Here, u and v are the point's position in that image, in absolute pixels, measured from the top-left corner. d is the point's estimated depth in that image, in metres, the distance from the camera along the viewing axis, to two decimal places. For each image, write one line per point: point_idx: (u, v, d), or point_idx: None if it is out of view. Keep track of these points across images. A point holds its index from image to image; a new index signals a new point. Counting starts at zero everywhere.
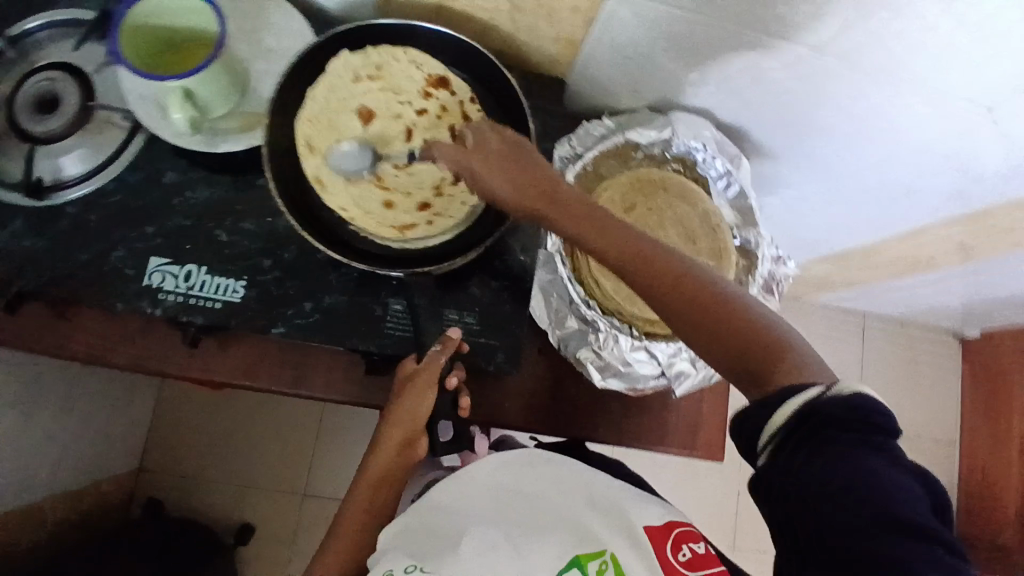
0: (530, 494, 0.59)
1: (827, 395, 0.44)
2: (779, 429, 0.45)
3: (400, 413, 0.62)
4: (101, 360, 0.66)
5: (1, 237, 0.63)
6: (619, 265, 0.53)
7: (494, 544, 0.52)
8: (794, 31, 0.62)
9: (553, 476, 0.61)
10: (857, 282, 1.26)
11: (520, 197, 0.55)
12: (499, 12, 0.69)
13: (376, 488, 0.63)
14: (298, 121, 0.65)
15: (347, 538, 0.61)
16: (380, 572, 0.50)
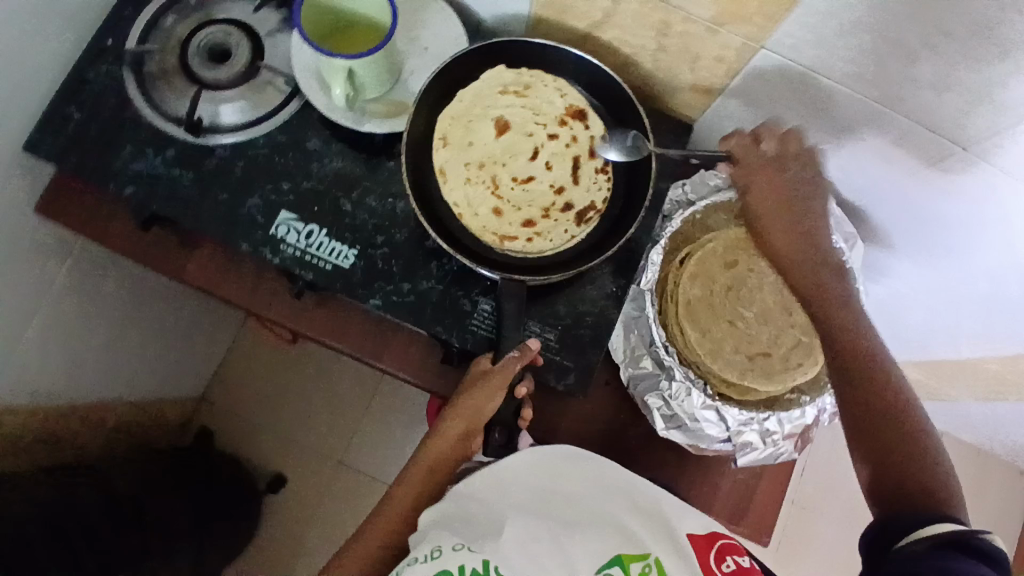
0: (569, 493, 0.60)
1: (967, 532, 0.43)
2: (916, 539, 0.45)
3: (462, 408, 0.63)
4: (213, 291, 0.73)
5: (157, 165, 0.70)
6: (824, 321, 0.58)
7: (538, 535, 0.54)
8: (938, 121, 0.61)
9: (593, 476, 0.62)
10: (945, 398, 1.17)
11: (783, 256, 0.63)
12: (643, 51, 0.70)
13: (425, 475, 0.65)
14: (441, 119, 0.69)
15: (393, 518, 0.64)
16: (430, 547, 0.53)
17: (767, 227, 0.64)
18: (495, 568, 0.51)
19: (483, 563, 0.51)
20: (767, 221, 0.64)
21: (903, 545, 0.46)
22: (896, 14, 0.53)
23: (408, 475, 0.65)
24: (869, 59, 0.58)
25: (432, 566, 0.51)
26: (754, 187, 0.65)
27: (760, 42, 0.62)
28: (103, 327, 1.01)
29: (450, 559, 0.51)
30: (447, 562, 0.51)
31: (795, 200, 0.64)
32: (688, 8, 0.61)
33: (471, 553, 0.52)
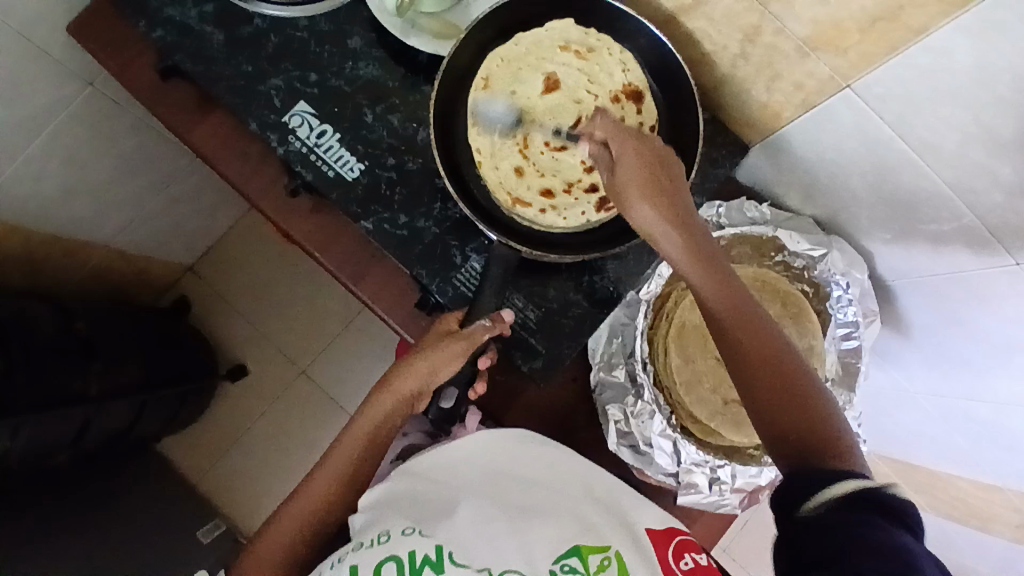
0: (525, 476, 0.61)
1: (872, 487, 0.43)
2: (827, 503, 0.44)
3: (418, 367, 0.61)
4: (212, 162, 0.70)
5: (190, 16, 0.66)
6: (717, 298, 0.50)
7: (489, 517, 0.54)
8: (1003, 226, 0.56)
9: (544, 462, 0.62)
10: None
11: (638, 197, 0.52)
12: (724, 52, 0.64)
13: (372, 426, 0.63)
14: (491, 57, 0.64)
15: (344, 471, 0.63)
16: (376, 534, 0.53)
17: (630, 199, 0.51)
18: (449, 554, 0.50)
19: (436, 550, 0.50)
20: (631, 193, 0.52)
21: (809, 513, 0.44)
22: (1000, 98, 0.48)
23: (356, 426, 0.63)
24: (956, 134, 0.53)
25: (379, 552, 0.51)
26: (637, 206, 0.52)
27: (848, 80, 0.56)
28: (103, 166, 0.99)
29: (399, 544, 0.51)
30: (396, 546, 0.51)
31: (672, 176, 0.53)
32: (785, 19, 0.55)
33: (421, 538, 0.51)
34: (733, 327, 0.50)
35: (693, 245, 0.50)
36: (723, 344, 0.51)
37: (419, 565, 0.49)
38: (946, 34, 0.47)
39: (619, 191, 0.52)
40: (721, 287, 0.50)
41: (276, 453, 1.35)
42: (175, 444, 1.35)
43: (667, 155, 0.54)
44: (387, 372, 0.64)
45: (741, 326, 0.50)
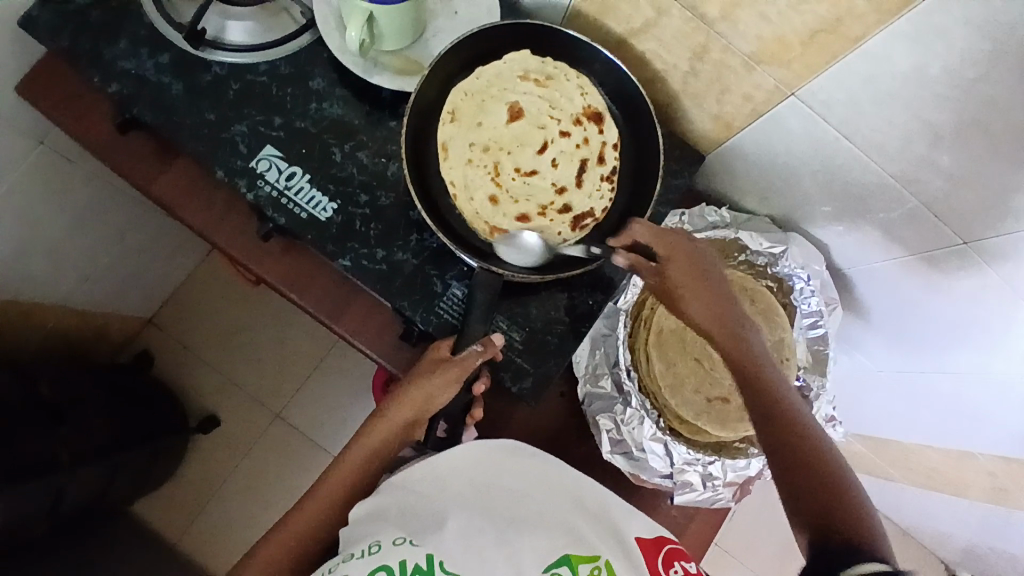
0: (511, 488, 0.58)
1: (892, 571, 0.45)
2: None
3: (412, 396, 0.61)
4: (176, 213, 0.69)
5: (147, 67, 0.65)
6: (733, 354, 0.58)
7: (479, 531, 0.52)
8: (947, 209, 0.61)
9: (532, 472, 0.60)
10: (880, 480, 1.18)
11: (684, 294, 0.59)
12: (674, 70, 0.68)
13: (365, 458, 0.63)
14: (455, 92, 0.66)
15: (332, 502, 0.62)
16: (367, 543, 0.52)
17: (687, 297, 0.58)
18: (440, 563, 0.49)
19: (427, 558, 0.49)
20: (687, 295, 0.59)
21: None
22: (935, 93, 0.53)
23: (348, 458, 0.63)
24: (894, 131, 0.58)
25: (370, 561, 0.50)
26: (671, 265, 0.58)
27: (792, 88, 0.61)
28: (56, 222, 0.96)
29: (390, 552, 0.50)
30: (387, 555, 0.49)
31: (691, 252, 0.59)
32: (730, 37, 0.59)
33: (413, 547, 0.50)
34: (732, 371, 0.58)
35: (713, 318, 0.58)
36: (746, 399, 0.57)
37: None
38: (880, 42, 0.52)
39: (672, 290, 0.59)
40: (736, 346, 0.58)
41: (258, 501, 1.31)
42: (149, 504, 1.29)
43: (693, 241, 0.60)
44: (385, 399, 0.64)
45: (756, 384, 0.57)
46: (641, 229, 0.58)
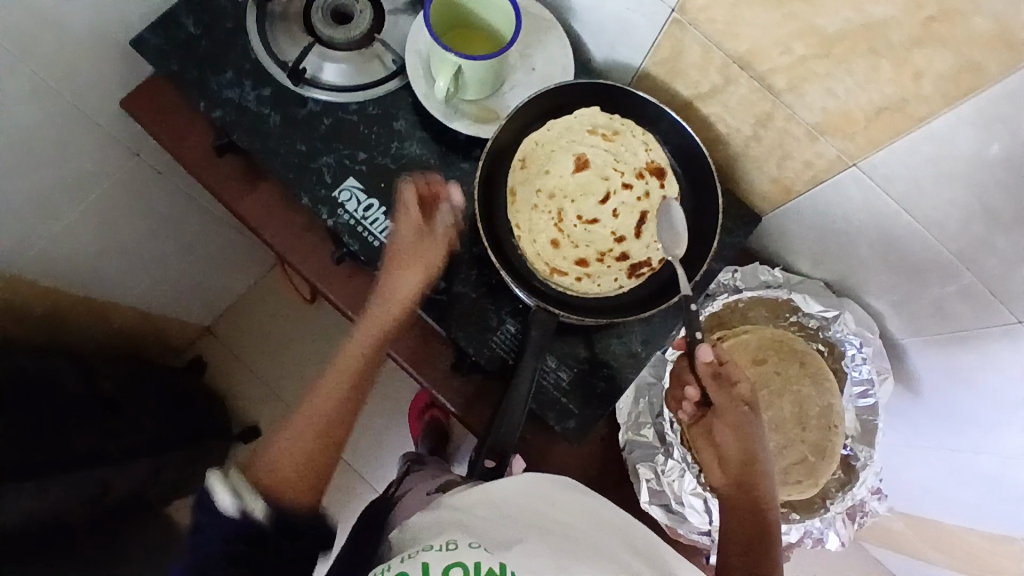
0: (570, 526, 0.58)
1: None
2: None
3: (410, 269, 0.63)
4: (258, 231, 0.75)
5: (249, 98, 0.72)
6: (748, 485, 0.62)
7: (546, 555, 0.54)
8: (1005, 288, 0.61)
9: (593, 518, 0.60)
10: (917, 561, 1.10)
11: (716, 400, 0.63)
12: (737, 134, 0.71)
13: (398, 298, 0.64)
14: (526, 141, 0.71)
15: (311, 437, 0.60)
16: (444, 539, 0.55)
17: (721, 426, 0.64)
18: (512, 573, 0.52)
19: (500, 565, 0.52)
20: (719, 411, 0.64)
21: None
22: (996, 179, 0.54)
23: (383, 297, 0.64)
24: (953, 209, 0.59)
25: (445, 557, 0.53)
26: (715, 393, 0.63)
27: (855, 160, 0.63)
28: (140, 229, 1.02)
29: (466, 553, 0.53)
30: (463, 555, 0.53)
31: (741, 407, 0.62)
32: (795, 108, 0.62)
33: (487, 554, 0.53)
34: (731, 507, 0.61)
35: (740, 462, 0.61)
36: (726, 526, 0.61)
37: None
38: (946, 123, 0.54)
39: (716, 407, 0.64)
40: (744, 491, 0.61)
41: None
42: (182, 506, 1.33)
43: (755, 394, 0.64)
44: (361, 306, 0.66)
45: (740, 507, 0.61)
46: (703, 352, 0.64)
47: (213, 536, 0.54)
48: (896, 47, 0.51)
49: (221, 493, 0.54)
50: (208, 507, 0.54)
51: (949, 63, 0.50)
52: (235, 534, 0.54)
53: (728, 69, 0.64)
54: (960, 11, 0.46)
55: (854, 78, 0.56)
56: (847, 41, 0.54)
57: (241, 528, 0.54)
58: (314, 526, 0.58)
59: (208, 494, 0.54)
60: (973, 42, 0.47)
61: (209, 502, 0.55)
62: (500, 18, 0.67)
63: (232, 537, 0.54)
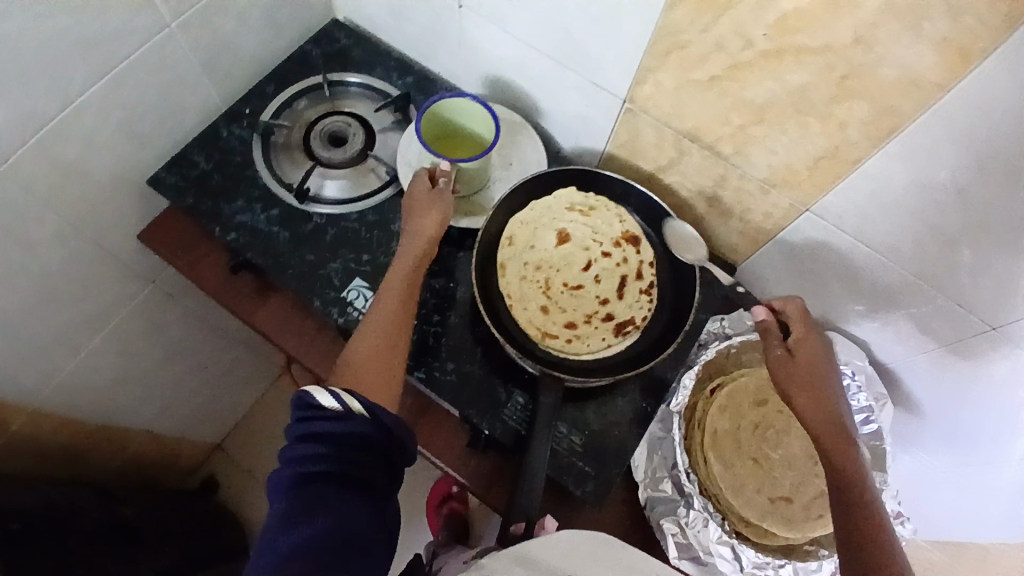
0: None
1: None
2: None
3: (425, 220, 0.68)
4: (273, 339, 0.79)
5: (259, 219, 0.79)
6: (830, 440, 0.62)
7: None
8: (971, 300, 0.67)
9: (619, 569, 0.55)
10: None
11: (798, 371, 0.64)
12: (700, 197, 0.78)
13: (390, 310, 0.65)
14: (512, 220, 0.77)
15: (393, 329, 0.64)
16: None
17: (800, 384, 0.64)
18: None
19: None
20: (800, 373, 0.64)
21: None
22: (932, 201, 0.61)
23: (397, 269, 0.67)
24: (905, 237, 0.65)
25: None
26: (800, 355, 0.65)
27: (807, 206, 0.70)
28: (150, 355, 1.05)
29: None
30: None
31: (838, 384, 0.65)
32: (744, 167, 0.70)
33: None
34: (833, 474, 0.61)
35: (830, 428, 0.62)
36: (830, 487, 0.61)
37: None
38: (877, 162, 0.61)
39: (785, 374, 0.65)
40: (841, 453, 0.61)
41: None
42: None
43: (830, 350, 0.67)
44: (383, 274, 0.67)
45: (834, 453, 0.62)
46: (795, 309, 0.67)
47: (305, 457, 0.51)
48: (818, 106, 0.59)
49: (321, 398, 0.53)
50: (312, 409, 0.53)
51: (866, 112, 0.57)
52: (342, 438, 0.52)
53: (681, 142, 0.72)
54: (867, 67, 0.54)
55: (789, 137, 0.64)
56: (775, 107, 0.62)
57: (342, 434, 0.52)
58: (402, 428, 0.56)
59: (312, 402, 0.53)
60: (881, 92, 0.55)
61: (309, 408, 0.53)
62: (481, 124, 0.75)
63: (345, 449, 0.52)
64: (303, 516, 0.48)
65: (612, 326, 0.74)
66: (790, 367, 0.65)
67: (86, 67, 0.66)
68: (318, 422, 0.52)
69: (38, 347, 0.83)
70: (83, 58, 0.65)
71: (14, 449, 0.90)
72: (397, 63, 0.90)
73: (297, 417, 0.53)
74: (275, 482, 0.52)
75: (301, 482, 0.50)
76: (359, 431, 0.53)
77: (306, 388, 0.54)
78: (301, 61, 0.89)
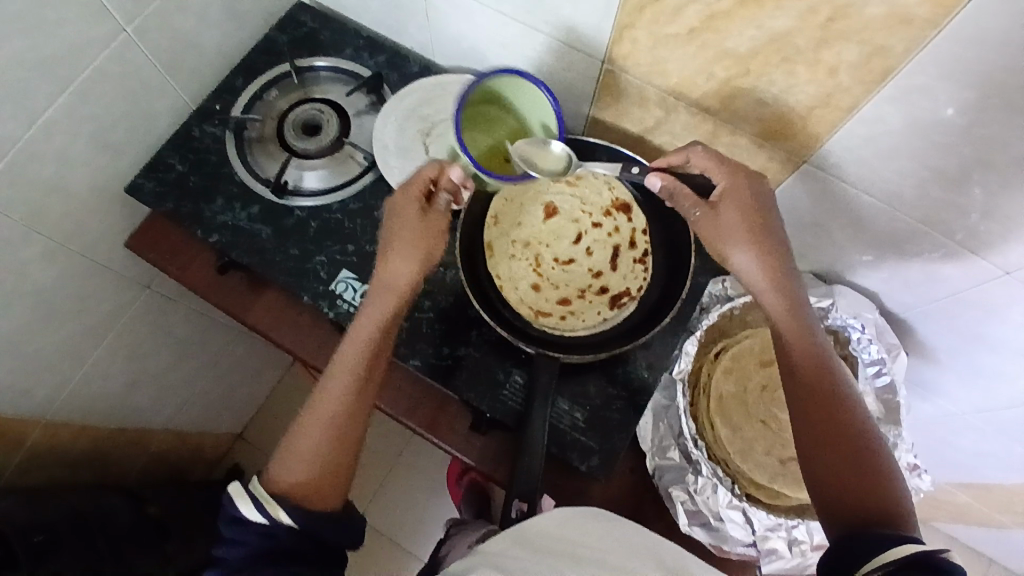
0: (592, 544, 0.51)
1: (930, 551, 0.43)
2: (876, 564, 0.44)
3: (390, 276, 0.64)
4: (267, 336, 0.79)
5: (241, 217, 0.78)
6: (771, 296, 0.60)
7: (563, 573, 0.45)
8: (978, 243, 0.63)
9: (613, 536, 0.53)
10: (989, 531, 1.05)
11: (729, 232, 0.61)
12: None
13: (345, 389, 0.62)
14: (496, 199, 0.76)
15: (347, 419, 0.61)
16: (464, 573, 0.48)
17: (731, 242, 0.61)
18: None
19: None
20: (729, 230, 0.61)
21: None
22: (933, 140, 0.57)
23: (352, 337, 0.63)
24: (908, 182, 0.62)
25: None
26: (721, 209, 0.62)
27: (803, 157, 0.66)
28: (158, 357, 1.06)
29: None
30: None
31: (771, 227, 0.61)
32: (733, 121, 0.67)
33: None
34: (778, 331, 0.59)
35: (762, 275, 0.60)
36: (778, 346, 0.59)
37: None
38: (870, 108, 0.57)
39: (718, 237, 0.62)
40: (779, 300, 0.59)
41: None
42: None
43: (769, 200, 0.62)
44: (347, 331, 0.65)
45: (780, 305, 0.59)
46: (699, 157, 0.62)
47: (237, 558, 0.57)
48: (805, 51, 0.55)
49: (247, 509, 0.57)
50: (239, 520, 0.57)
51: (857, 53, 0.53)
52: (267, 545, 0.57)
53: (666, 100, 0.69)
54: (852, 6, 0.50)
55: (777, 86, 0.60)
56: (760, 56, 0.58)
57: (269, 537, 0.57)
58: (331, 531, 0.59)
59: (239, 513, 0.57)
60: (870, 29, 0.51)
61: (236, 519, 0.57)
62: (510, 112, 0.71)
63: (271, 548, 0.57)
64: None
65: (608, 300, 0.72)
66: (716, 226, 0.62)
67: (46, 82, 0.64)
68: (246, 528, 0.57)
69: (42, 364, 0.84)
70: (40, 73, 0.63)
71: (39, 462, 0.92)
72: (366, 42, 0.86)
73: (228, 519, 0.58)
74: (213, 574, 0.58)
75: None
76: (282, 543, 0.57)
77: (233, 493, 0.58)
78: (267, 50, 0.86)
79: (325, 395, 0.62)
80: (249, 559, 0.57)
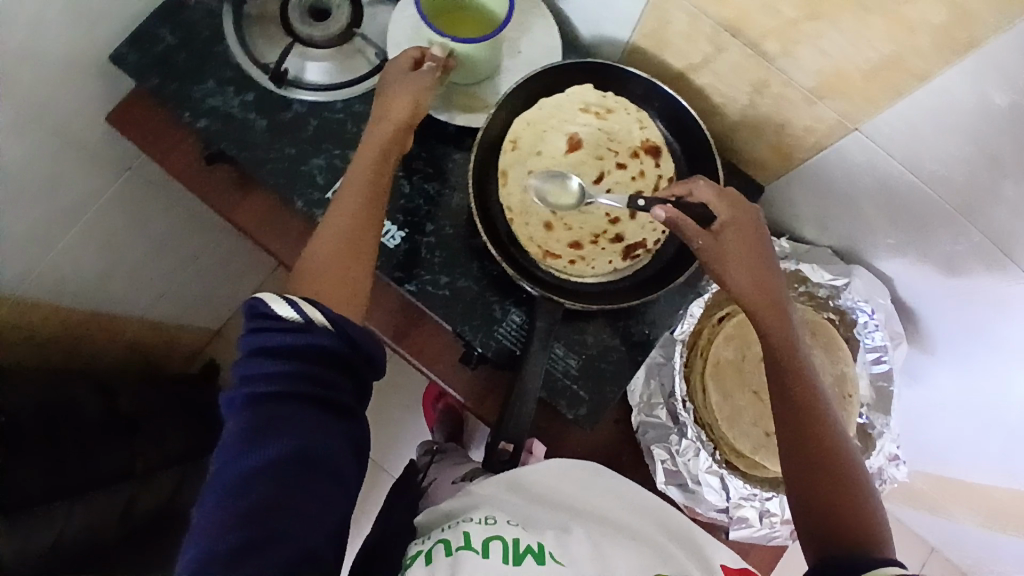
0: (590, 507, 0.59)
1: None
2: None
3: (397, 93, 0.61)
4: (252, 238, 0.74)
5: (233, 104, 0.71)
6: (765, 319, 0.57)
7: (579, 536, 0.53)
8: (1013, 241, 0.59)
9: (608, 494, 0.61)
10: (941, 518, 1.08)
11: (732, 258, 0.58)
12: (732, 103, 0.69)
13: (360, 194, 0.58)
14: (518, 122, 0.70)
15: (358, 217, 0.57)
16: (484, 514, 0.54)
17: (732, 261, 0.58)
18: (550, 551, 0.50)
19: (537, 543, 0.50)
20: (730, 249, 0.58)
21: None
22: (1000, 125, 0.52)
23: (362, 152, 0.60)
24: (961, 167, 0.57)
25: (486, 528, 0.51)
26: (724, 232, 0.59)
27: (855, 123, 0.61)
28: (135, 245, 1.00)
29: (505, 528, 0.52)
30: (500, 529, 0.51)
31: (767, 251, 0.59)
32: (788, 71, 0.60)
33: (526, 532, 0.52)
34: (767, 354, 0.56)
35: (761, 294, 0.57)
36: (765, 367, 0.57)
37: (522, 553, 0.49)
38: (946, 78, 0.51)
39: (718, 254, 0.58)
40: (778, 331, 0.56)
41: None
42: None
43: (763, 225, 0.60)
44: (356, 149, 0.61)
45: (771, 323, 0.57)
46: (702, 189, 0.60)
47: (266, 379, 0.47)
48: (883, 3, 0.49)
49: (279, 307, 0.49)
50: (267, 321, 0.48)
51: (943, 15, 0.47)
52: (304, 346, 0.48)
53: (719, 36, 0.61)
54: None
55: (845, 39, 0.53)
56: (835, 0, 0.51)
57: (308, 338, 0.48)
58: (366, 338, 0.52)
59: (266, 310, 0.49)
60: None
61: (263, 319, 0.48)
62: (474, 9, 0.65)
63: (311, 355, 0.48)
64: (267, 435, 0.45)
65: (624, 246, 0.68)
66: (718, 247, 0.59)
67: None
68: (275, 334, 0.48)
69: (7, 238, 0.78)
70: None
71: None
72: None
73: (250, 330, 0.49)
74: (229, 402, 0.48)
75: (262, 398, 0.46)
76: (323, 345, 0.49)
77: (260, 298, 0.49)
78: None
79: (333, 213, 0.58)
80: (276, 377, 0.47)
